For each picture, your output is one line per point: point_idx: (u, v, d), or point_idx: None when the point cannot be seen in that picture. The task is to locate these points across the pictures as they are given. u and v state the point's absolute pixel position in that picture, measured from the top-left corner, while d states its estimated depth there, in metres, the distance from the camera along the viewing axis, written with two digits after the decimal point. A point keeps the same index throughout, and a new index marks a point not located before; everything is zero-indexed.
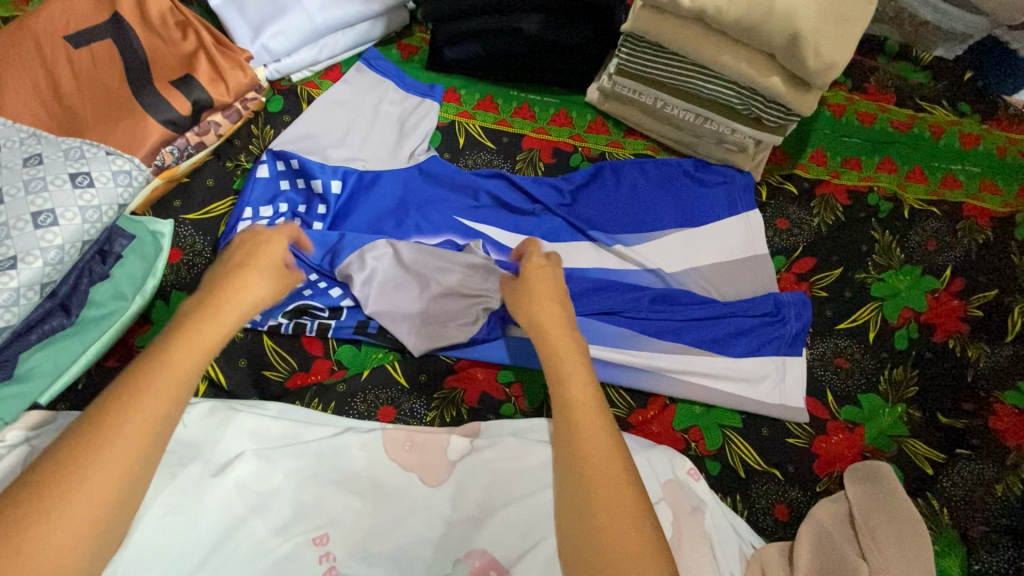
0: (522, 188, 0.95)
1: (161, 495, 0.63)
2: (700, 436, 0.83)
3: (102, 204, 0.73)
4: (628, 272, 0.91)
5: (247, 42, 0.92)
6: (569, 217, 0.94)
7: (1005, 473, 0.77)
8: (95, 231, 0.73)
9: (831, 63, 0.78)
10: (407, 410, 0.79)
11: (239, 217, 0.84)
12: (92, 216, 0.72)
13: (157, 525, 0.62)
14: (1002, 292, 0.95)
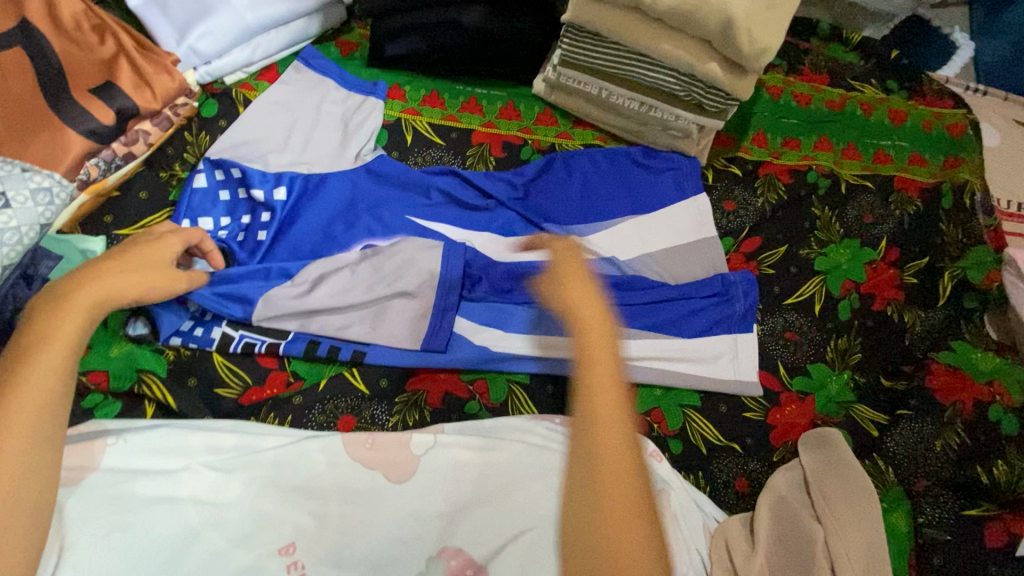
0: (465, 202, 0.93)
1: (103, 513, 0.60)
2: (662, 417, 0.85)
3: (21, 224, 0.70)
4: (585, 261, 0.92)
5: (173, 44, 0.87)
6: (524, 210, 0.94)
7: (943, 429, 0.84)
8: (15, 254, 0.70)
9: (764, 48, 0.80)
10: (368, 417, 0.77)
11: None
12: (11, 238, 0.69)
13: (103, 541, 0.59)
14: (932, 258, 1.01)
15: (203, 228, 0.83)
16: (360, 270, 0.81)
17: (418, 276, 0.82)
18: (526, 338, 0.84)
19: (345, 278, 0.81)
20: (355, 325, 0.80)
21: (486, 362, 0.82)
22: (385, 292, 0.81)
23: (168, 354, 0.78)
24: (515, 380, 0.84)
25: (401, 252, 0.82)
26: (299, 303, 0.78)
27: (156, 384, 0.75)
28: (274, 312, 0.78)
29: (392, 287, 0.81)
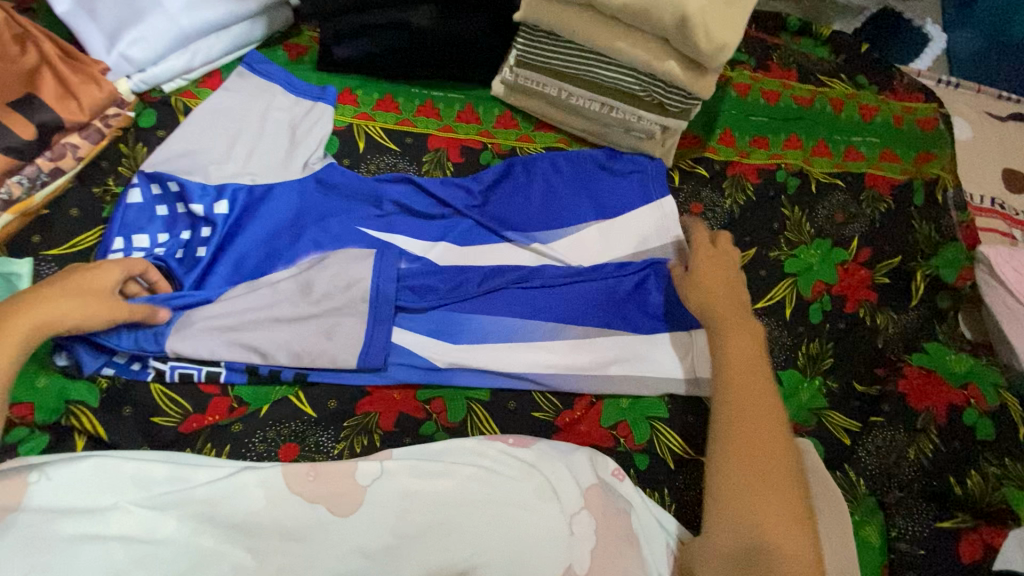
0: (404, 215, 0.88)
1: (18, 556, 0.56)
2: (629, 431, 0.82)
3: None
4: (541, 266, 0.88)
5: (103, 52, 0.83)
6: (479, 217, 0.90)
7: (916, 435, 0.81)
8: None
9: (722, 45, 0.77)
10: (313, 444, 0.73)
11: (108, 249, 0.76)
12: None
13: None
14: (905, 257, 0.99)
15: (137, 246, 0.78)
16: (285, 288, 0.77)
17: (350, 290, 0.78)
18: (474, 349, 0.81)
19: (269, 298, 0.77)
20: (278, 349, 0.74)
21: (441, 380, 0.78)
22: (311, 310, 0.77)
23: (101, 382, 0.73)
24: (474, 398, 0.80)
25: (330, 266, 0.79)
26: (220, 325, 0.74)
27: (85, 415, 0.71)
28: (189, 334, 0.73)
29: (319, 305, 0.77)
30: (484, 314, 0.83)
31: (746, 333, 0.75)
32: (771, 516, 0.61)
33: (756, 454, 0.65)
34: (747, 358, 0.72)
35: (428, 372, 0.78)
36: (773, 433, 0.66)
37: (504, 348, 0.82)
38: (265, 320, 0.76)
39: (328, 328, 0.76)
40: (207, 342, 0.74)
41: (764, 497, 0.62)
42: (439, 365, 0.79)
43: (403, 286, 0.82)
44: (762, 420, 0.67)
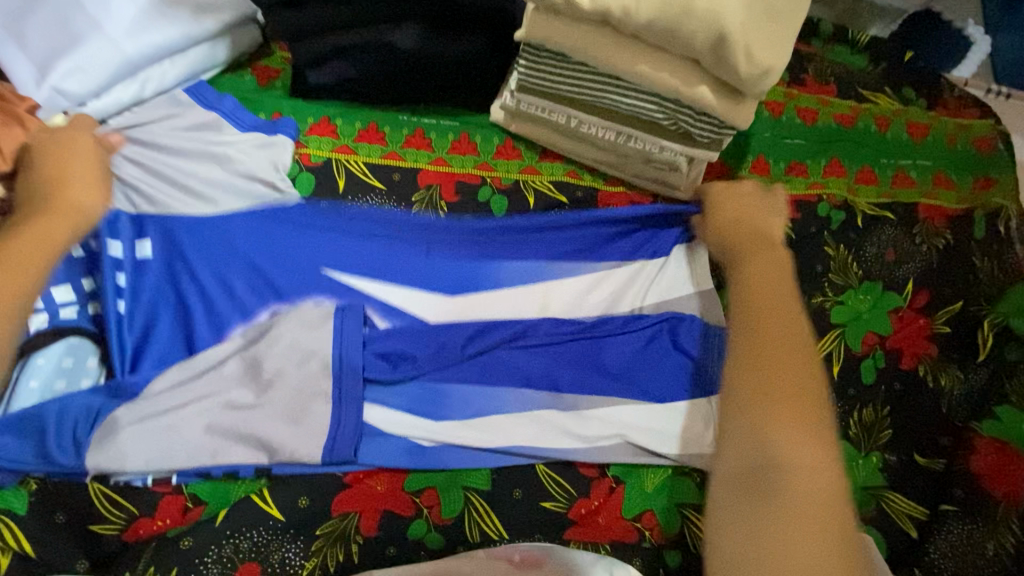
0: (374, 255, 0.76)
1: None
2: (654, 521, 0.70)
3: None
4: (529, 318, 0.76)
5: (32, 87, 0.71)
6: (468, 259, 0.79)
7: (995, 529, 0.69)
8: None
9: (767, 69, 0.64)
10: (279, 563, 0.61)
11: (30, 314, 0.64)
12: None
13: None
14: (968, 302, 0.86)
15: (63, 304, 0.66)
16: (231, 370, 0.65)
17: (307, 366, 0.65)
18: (468, 428, 0.69)
19: (210, 386, 0.64)
20: (232, 445, 0.63)
21: (433, 464, 0.67)
22: (263, 394, 0.64)
23: (28, 485, 0.61)
24: (473, 487, 0.67)
25: (281, 336, 0.66)
26: (150, 429, 0.61)
27: (9, 528, 0.59)
28: (114, 448, 0.59)
29: (272, 386, 0.64)
30: (471, 385, 0.71)
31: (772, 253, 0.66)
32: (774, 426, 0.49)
33: (771, 329, 0.55)
34: (771, 288, 0.60)
35: (417, 455, 0.67)
36: (796, 343, 0.55)
37: (505, 423, 0.70)
38: (206, 411, 0.63)
39: (281, 411, 0.64)
40: (134, 446, 0.60)
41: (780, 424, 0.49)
42: (423, 446, 0.67)
43: (373, 352, 0.69)
44: (780, 301, 0.59)
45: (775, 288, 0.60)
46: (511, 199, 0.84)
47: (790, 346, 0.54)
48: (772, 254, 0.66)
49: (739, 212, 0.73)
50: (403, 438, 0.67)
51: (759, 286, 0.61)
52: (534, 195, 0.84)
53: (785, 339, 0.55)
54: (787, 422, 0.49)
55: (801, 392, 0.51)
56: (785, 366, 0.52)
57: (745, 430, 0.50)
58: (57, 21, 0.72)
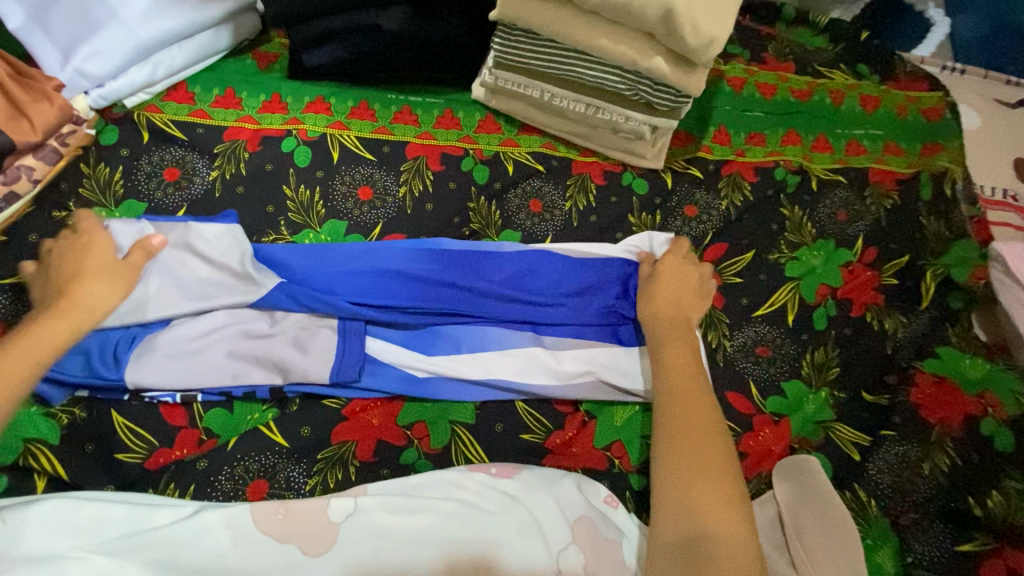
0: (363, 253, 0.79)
1: None
2: (623, 451, 0.77)
3: None
4: (498, 259, 0.81)
5: (58, 69, 0.79)
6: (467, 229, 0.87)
7: (932, 450, 0.78)
8: None
9: (710, 39, 0.72)
10: (284, 481, 0.68)
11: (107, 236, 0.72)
12: None
13: None
14: (913, 256, 0.93)
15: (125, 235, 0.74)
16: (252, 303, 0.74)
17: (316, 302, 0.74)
18: (458, 361, 0.76)
19: (233, 315, 0.73)
20: (250, 367, 0.72)
21: (424, 391, 0.74)
22: (277, 324, 0.74)
23: (60, 419, 0.69)
24: (457, 419, 0.75)
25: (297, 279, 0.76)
26: (178, 353, 0.70)
27: (45, 454, 0.67)
28: (149, 364, 0.69)
29: (286, 319, 0.74)
30: (457, 325, 0.79)
31: (688, 349, 0.73)
32: (693, 498, 0.60)
33: (683, 441, 0.64)
34: (683, 404, 0.67)
35: (408, 381, 0.75)
36: (711, 449, 0.63)
37: (490, 359, 0.77)
38: (225, 339, 0.72)
39: (295, 343, 0.73)
40: (162, 367, 0.69)
41: (700, 487, 0.60)
42: (417, 375, 0.75)
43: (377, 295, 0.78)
44: (688, 377, 0.70)
45: (694, 409, 0.66)
46: (491, 168, 0.91)
47: (709, 454, 0.63)
48: (686, 366, 0.71)
49: (656, 311, 0.77)
50: (400, 366, 0.75)
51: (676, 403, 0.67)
52: (512, 164, 0.92)
53: (705, 447, 0.63)
54: (718, 529, 0.58)
55: (713, 453, 0.63)
56: (709, 475, 0.61)
57: (683, 513, 0.59)
58: (77, 10, 0.81)
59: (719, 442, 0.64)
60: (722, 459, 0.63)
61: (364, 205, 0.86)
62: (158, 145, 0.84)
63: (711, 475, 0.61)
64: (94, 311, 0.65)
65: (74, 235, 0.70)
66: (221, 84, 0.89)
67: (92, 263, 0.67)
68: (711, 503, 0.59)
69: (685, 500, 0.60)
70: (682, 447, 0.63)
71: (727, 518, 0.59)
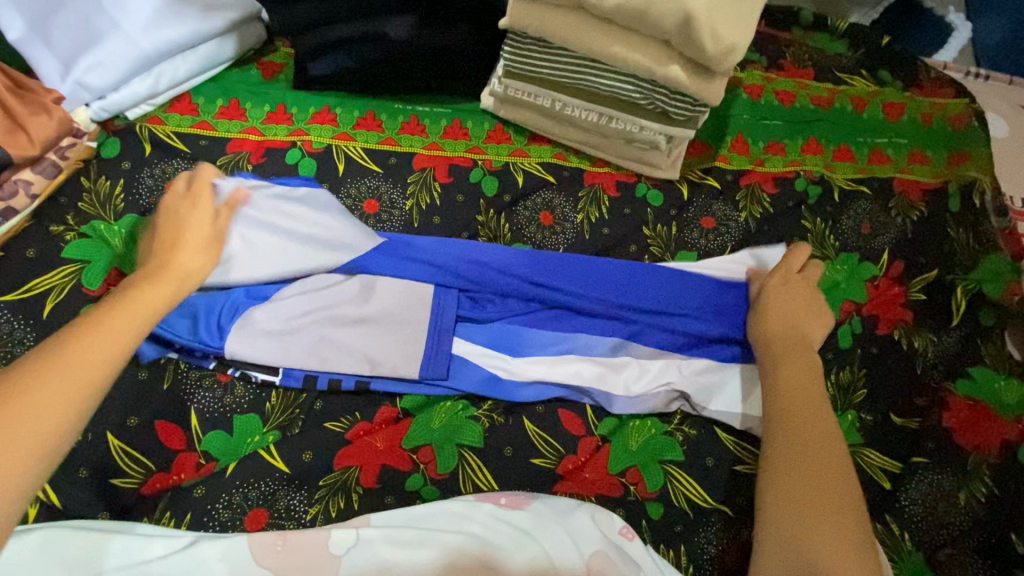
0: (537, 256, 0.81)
1: None
2: (639, 477, 0.74)
3: None
4: (600, 265, 0.80)
5: (59, 80, 0.78)
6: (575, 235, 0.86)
7: (968, 479, 0.73)
8: None
9: (731, 46, 0.68)
10: (284, 509, 0.65)
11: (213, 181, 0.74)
12: None
13: None
14: (942, 270, 0.89)
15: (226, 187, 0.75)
16: (348, 296, 0.74)
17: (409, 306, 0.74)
18: (541, 364, 0.76)
19: (328, 300, 0.73)
20: (337, 354, 0.72)
21: (500, 394, 0.74)
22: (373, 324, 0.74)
23: None
24: (465, 443, 0.72)
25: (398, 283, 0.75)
26: (277, 337, 0.71)
27: None
28: (250, 342, 0.70)
29: (378, 309, 0.74)
30: (542, 323, 0.78)
31: (802, 363, 0.70)
32: (812, 524, 0.56)
33: (800, 455, 0.61)
34: (803, 414, 0.65)
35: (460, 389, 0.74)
36: (826, 472, 0.60)
37: (573, 362, 0.77)
38: (320, 327, 0.72)
39: (384, 343, 0.73)
40: (254, 346, 0.70)
41: (815, 514, 0.57)
42: (498, 378, 0.75)
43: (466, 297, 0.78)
44: (816, 403, 0.66)
45: (818, 424, 0.64)
46: (501, 180, 0.88)
47: (828, 479, 0.59)
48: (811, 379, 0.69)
49: (772, 309, 0.76)
50: (481, 370, 0.75)
51: (800, 417, 0.65)
52: (523, 175, 0.89)
53: (825, 469, 0.60)
54: (834, 558, 0.53)
55: (833, 470, 0.60)
56: (829, 501, 0.58)
57: (790, 525, 0.57)
58: (79, 21, 0.79)
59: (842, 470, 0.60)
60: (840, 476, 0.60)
61: (370, 218, 0.83)
62: (159, 157, 0.82)
63: (836, 492, 0.58)
64: (187, 277, 0.60)
65: (183, 196, 0.67)
66: (224, 94, 0.87)
67: (191, 227, 0.64)
68: (836, 532, 0.55)
69: (801, 510, 0.57)
70: (806, 466, 0.60)
71: (842, 546, 0.54)
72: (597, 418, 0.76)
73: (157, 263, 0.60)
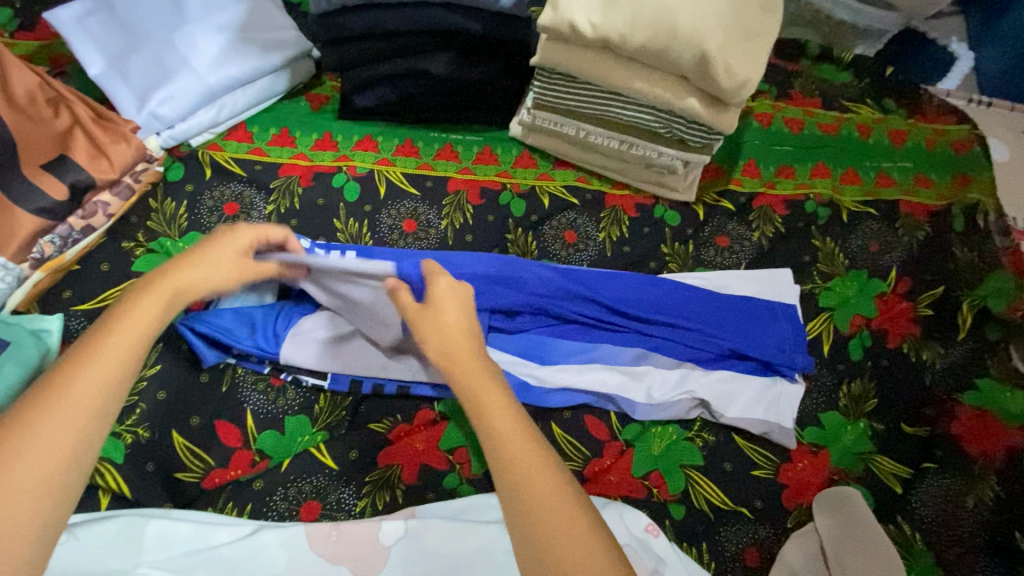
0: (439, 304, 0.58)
1: None
2: (662, 480, 0.78)
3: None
4: (621, 278, 0.86)
5: (133, 111, 0.86)
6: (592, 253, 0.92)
7: (975, 483, 0.78)
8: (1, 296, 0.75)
9: (744, 81, 0.75)
10: (335, 502, 0.71)
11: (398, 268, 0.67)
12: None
13: None
14: (948, 287, 0.94)
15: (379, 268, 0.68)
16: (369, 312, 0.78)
17: None
18: (568, 371, 0.81)
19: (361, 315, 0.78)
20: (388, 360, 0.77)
21: (531, 398, 0.80)
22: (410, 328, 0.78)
23: (125, 439, 0.73)
24: None
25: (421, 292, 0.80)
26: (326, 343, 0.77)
27: (111, 473, 0.70)
28: (301, 349, 0.76)
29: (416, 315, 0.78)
30: (568, 336, 0.84)
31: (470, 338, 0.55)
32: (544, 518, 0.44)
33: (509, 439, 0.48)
34: (470, 386, 0.51)
35: None
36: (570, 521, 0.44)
37: (598, 370, 0.82)
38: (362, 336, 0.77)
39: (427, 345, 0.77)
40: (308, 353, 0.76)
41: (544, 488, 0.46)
42: (529, 384, 0.81)
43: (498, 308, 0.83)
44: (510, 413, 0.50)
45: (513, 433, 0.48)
46: (529, 202, 0.95)
47: (554, 496, 0.45)
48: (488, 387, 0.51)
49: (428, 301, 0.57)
50: (513, 376, 0.81)
51: (511, 464, 0.47)
52: (549, 197, 0.96)
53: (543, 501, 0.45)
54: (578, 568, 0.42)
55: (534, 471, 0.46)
56: (561, 534, 0.44)
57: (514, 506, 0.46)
58: (153, 59, 0.88)
59: (561, 486, 0.46)
60: (549, 473, 0.46)
61: (408, 237, 0.90)
62: (220, 181, 0.90)
63: (538, 470, 0.46)
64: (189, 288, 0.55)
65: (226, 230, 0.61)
66: (277, 124, 0.96)
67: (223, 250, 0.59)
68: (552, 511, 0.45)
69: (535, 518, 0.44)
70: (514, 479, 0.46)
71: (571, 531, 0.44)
72: (620, 424, 0.82)
73: (189, 281, 0.55)
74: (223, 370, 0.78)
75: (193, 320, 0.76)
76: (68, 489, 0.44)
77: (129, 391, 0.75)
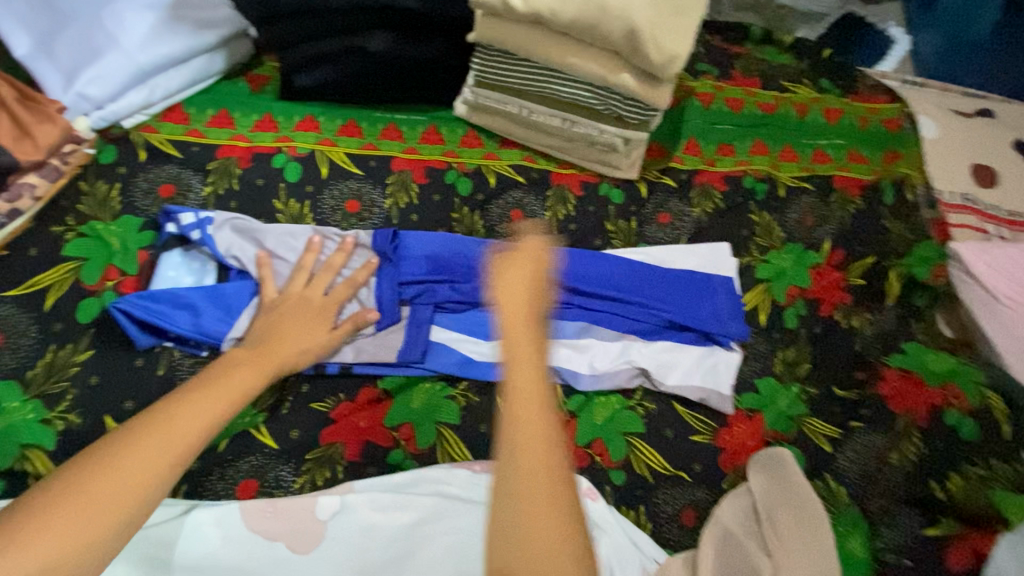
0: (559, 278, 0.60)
1: None
2: (604, 448, 0.80)
3: None
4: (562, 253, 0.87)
5: (60, 92, 0.84)
6: (538, 232, 0.93)
7: (899, 440, 0.81)
8: None
9: (673, 55, 0.77)
10: (274, 479, 0.71)
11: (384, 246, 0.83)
12: None
13: None
14: (878, 257, 0.98)
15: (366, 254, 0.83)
16: None
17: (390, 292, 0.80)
18: None
19: None
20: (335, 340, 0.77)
21: (476, 373, 0.80)
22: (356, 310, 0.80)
23: (56, 424, 0.72)
24: (444, 421, 0.78)
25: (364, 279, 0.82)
26: None
27: (42, 457, 0.70)
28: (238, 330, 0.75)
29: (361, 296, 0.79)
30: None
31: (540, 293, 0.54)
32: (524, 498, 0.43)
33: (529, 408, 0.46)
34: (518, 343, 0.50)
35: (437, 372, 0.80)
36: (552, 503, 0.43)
37: None
38: None
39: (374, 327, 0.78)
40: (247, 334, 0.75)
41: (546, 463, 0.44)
42: (473, 359, 0.81)
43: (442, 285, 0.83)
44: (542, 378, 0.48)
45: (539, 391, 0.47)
46: (474, 181, 0.96)
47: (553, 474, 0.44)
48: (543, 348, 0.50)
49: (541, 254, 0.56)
50: (457, 352, 0.81)
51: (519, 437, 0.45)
52: (494, 176, 0.96)
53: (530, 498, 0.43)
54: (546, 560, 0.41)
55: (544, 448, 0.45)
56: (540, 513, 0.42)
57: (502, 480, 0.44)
58: (80, 37, 0.85)
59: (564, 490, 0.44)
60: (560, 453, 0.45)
61: (352, 217, 0.90)
62: (154, 163, 0.88)
63: (548, 438, 0.45)
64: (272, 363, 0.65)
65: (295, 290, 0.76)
66: (215, 104, 0.94)
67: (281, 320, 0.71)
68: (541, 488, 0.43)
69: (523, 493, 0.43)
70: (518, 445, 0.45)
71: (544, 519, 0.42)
72: (564, 395, 0.83)
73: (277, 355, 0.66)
74: (159, 353, 0.77)
75: (126, 303, 0.74)
76: (105, 545, 0.45)
77: (61, 376, 0.74)
